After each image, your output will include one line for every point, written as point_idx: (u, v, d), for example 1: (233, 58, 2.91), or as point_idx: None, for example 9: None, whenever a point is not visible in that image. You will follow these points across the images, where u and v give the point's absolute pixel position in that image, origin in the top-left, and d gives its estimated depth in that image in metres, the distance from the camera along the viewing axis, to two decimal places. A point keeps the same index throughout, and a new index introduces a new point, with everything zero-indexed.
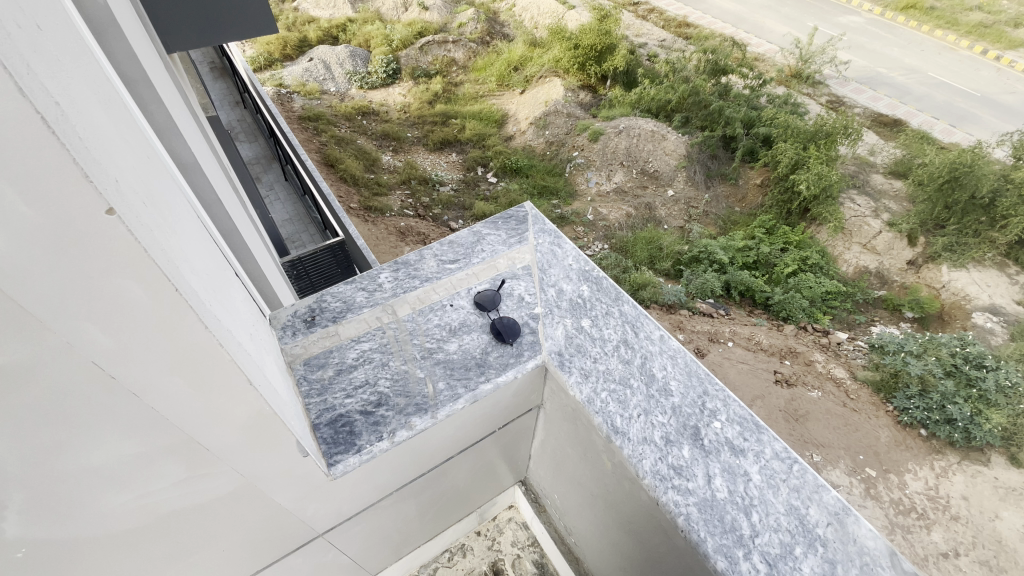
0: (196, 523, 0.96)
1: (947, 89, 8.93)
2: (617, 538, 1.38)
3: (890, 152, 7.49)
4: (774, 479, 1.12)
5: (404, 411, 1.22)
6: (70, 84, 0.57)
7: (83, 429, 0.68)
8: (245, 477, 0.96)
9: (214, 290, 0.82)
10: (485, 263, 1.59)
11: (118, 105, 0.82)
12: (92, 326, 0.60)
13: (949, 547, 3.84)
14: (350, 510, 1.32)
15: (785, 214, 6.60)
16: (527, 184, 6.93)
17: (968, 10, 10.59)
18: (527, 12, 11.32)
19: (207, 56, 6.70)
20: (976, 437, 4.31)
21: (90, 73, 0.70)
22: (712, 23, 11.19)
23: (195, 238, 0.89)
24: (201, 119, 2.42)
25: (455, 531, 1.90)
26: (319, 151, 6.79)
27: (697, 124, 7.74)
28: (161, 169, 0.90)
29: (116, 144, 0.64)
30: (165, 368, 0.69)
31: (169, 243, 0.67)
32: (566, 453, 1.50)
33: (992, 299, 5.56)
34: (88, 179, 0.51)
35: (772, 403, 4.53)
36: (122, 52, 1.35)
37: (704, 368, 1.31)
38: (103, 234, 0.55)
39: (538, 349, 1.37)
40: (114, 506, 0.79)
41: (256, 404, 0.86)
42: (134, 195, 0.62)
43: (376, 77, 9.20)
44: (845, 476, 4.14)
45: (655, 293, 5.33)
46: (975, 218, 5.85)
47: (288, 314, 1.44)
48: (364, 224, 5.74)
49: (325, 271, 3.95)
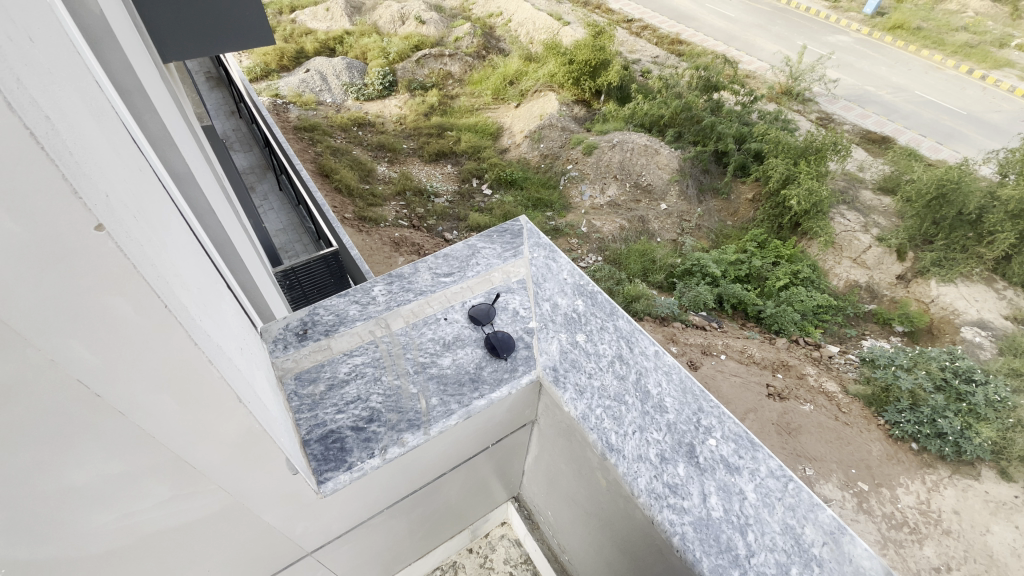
0: (181, 543, 0.93)
1: (934, 108, 9.13)
2: (611, 557, 1.36)
3: (878, 168, 7.63)
4: (768, 498, 1.12)
5: (395, 427, 1.20)
6: (61, 97, 0.57)
7: (65, 448, 0.65)
8: (232, 495, 0.93)
9: (203, 304, 0.80)
10: (480, 276, 1.59)
11: (111, 117, 0.81)
12: (77, 342, 0.58)
13: (941, 562, 3.82)
14: (340, 528, 1.29)
15: (776, 228, 6.67)
16: (522, 196, 6.97)
17: (952, 32, 10.90)
18: (522, 28, 11.48)
19: (203, 66, 6.71)
20: (966, 451, 4.34)
21: (82, 87, 0.69)
22: (703, 41, 11.39)
23: (186, 250, 0.88)
24: (196, 129, 2.40)
25: (446, 548, 1.87)
26: (314, 161, 6.79)
27: (690, 139, 7.83)
28: (150, 180, 0.89)
29: (107, 157, 0.64)
30: (152, 386, 0.68)
31: (159, 258, 0.66)
32: (560, 469, 1.48)
33: (980, 314, 5.61)
34: (78, 196, 0.51)
35: (765, 417, 4.52)
36: (117, 63, 1.34)
37: (699, 386, 1.31)
38: (91, 251, 0.54)
39: (533, 363, 1.35)
40: (97, 525, 0.77)
41: (245, 421, 0.84)
42: (123, 208, 0.61)
43: (373, 89, 9.26)
44: (837, 490, 4.14)
45: (648, 305, 5.35)
46: (962, 234, 5.93)
47: (280, 327, 1.43)
48: (358, 234, 5.75)
49: (319, 281, 3.91)
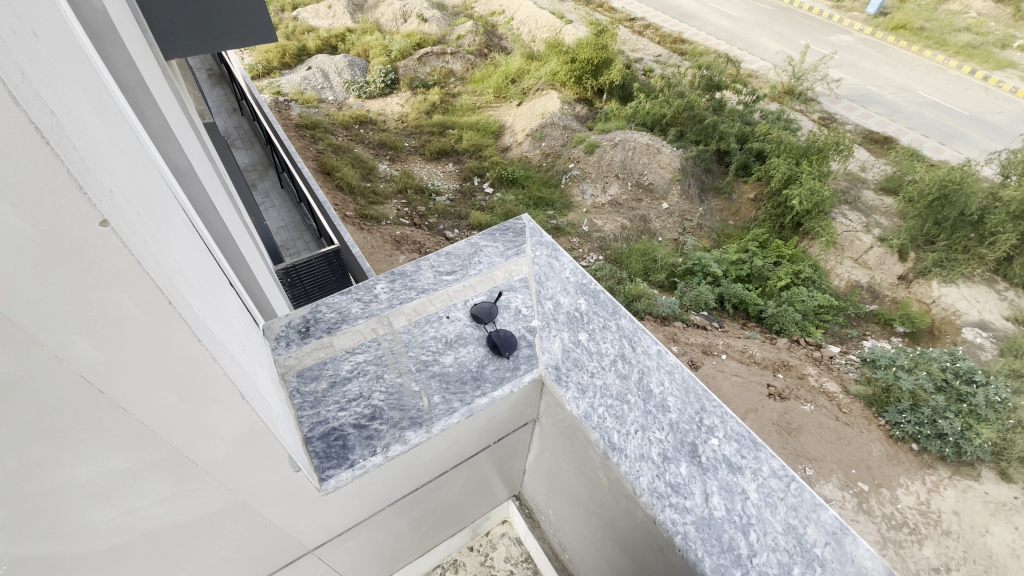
0: (184, 540, 0.94)
1: (936, 108, 9.11)
2: (612, 556, 1.36)
3: (880, 168, 7.61)
4: (771, 497, 1.11)
5: (397, 425, 1.20)
6: (66, 93, 0.57)
7: (67, 444, 0.65)
8: (234, 492, 0.93)
9: (207, 301, 0.80)
10: (482, 275, 1.58)
11: (115, 112, 0.81)
12: (81, 339, 0.58)
13: (941, 562, 3.82)
14: (342, 526, 1.29)
15: (778, 228, 6.65)
16: (523, 195, 6.96)
17: (956, 32, 10.87)
18: (524, 26, 11.47)
19: (205, 63, 6.71)
20: (966, 452, 4.33)
21: (86, 82, 0.69)
22: (706, 40, 11.36)
23: (189, 247, 0.88)
24: (198, 126, 2.40)
25: (447, 546, 1.87)
26: (315, 159, 6.79)
27: (692, 139, 7.82)
28: (154, 176, 0.89)
29: (110, 152, 0.64)
30: (155, 382, 0.68)
31: (162, 254, 0.66)
32: (562, 468, 1.48)
33: (981, 315, 5.60)
34: (82, 190, 0.51)
35: (765, 416, 4.52)
36: (120, 58, 1.34)
37: (701, 385, 1.31)
38: (95, 246, 0.54)
39: (535, 362, 1.35)
40: (100, 521, 0.77)
41: (248, 418, 0.84)
42: (127, 204, 0.61)
43: (375, 87, 9.25)
44: (837, 490, 4.14)
45: (649, 305, 5.35)
46: (964, 235, 5.92)
47: (282, 324, 1.43)
48: (360, 232, 5.76)
49: (320, 279, 3.90)
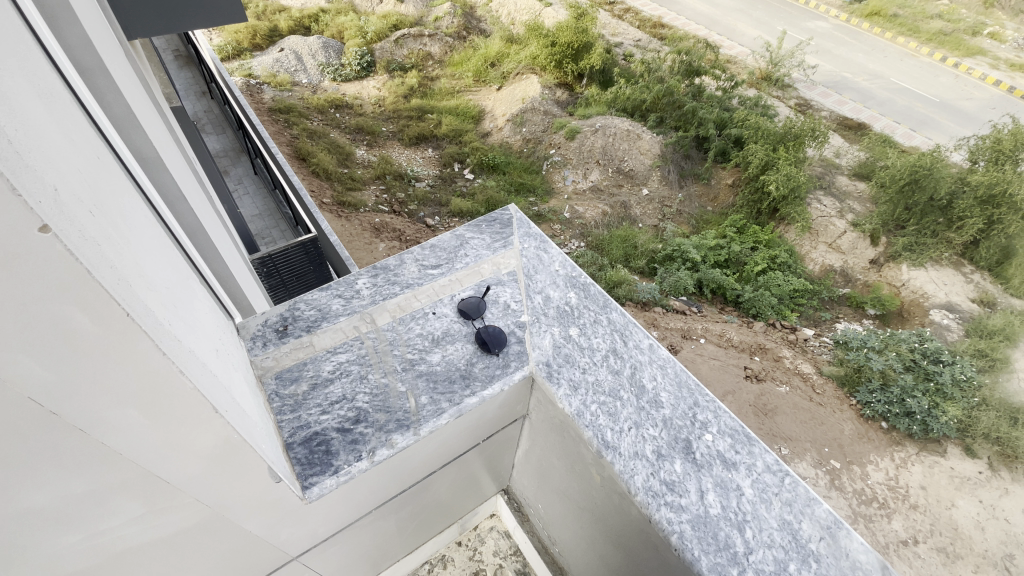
0: (157, 556, 0.88)
1: (908, 95, 9.29)
2: (605, 552, 1.34)
3: (854, 154, 7.73)
4: (766, 493, 1.10)
5: (384, 427, 1.15)
6: (1, 79, 0.50)
7: (26, 470, 0.60)
8: (211, 507, 0.88)
9: (173, 306, 0.74)
10: (468, 268, 1.53)
11: (64, 98, 0.73)
12: (27, 358, 0.52)
13: (908, 534, 3.98)
14: (327, 531, 1.24)
15: (755, 214, 6.71)
16: (504, 181, 6.87)
17: (928, 19, 11.05)
18: (504, 8, 11.22)
19: (170, 43, 6.39)
20: (933, 429, 4.48)
21: (29, 65, 0.62)
22: (686, 25, 11.32)
23: (152, 244, 0.81)
24: (166, 112, 2.27)
25: (435, 542, 1.84)
26: (289, 144, 6.58)
27: (672, 124, 7.80)
28: (109, 165, 0.82)
29: (57, 146, 0.57)
30: (117, 398, 0.62)
31: (120, 258, 0.60)
32: (552, 464, 1.46)
33: (948, 297, 5.75)
34: (17, 192, 0.44)
35: (742, 399, 4.59)
36: (76, 39, 1.23)
37: (693, 379, 1.29)
38: (37, 253, 0.47)
39: (525, 359, 1.32)
40: (63, 547, 0.71)
41: (223, 431, 0.78)
42: (76, 203, 0.54)
43: (350, 70, 8.97)
44: (811, 468, 4.25)
45: (630, 291, 5.38)
46: (932, 219, 6.05)
47: (259, 323, 1.37)
48: (337, 220, 5.61)
49: (297, 269, 3.78)
